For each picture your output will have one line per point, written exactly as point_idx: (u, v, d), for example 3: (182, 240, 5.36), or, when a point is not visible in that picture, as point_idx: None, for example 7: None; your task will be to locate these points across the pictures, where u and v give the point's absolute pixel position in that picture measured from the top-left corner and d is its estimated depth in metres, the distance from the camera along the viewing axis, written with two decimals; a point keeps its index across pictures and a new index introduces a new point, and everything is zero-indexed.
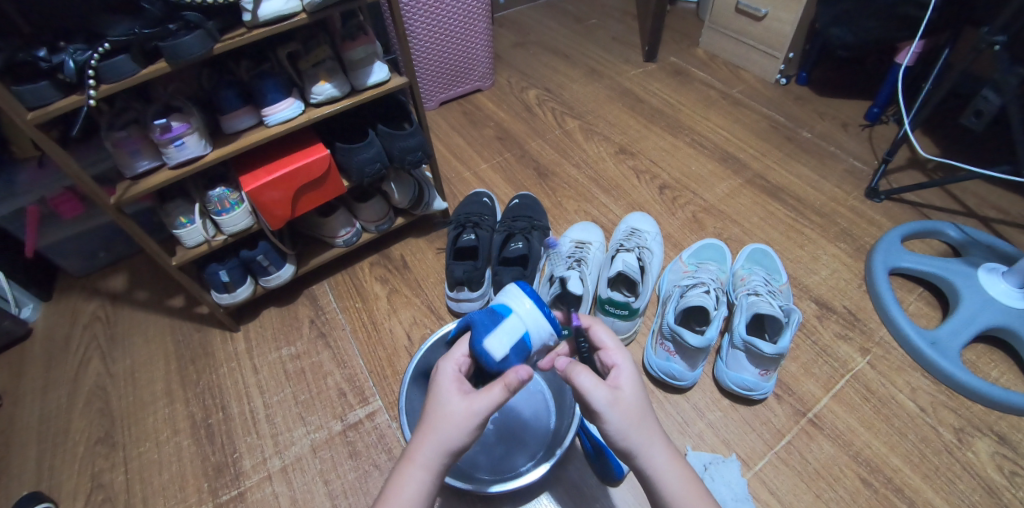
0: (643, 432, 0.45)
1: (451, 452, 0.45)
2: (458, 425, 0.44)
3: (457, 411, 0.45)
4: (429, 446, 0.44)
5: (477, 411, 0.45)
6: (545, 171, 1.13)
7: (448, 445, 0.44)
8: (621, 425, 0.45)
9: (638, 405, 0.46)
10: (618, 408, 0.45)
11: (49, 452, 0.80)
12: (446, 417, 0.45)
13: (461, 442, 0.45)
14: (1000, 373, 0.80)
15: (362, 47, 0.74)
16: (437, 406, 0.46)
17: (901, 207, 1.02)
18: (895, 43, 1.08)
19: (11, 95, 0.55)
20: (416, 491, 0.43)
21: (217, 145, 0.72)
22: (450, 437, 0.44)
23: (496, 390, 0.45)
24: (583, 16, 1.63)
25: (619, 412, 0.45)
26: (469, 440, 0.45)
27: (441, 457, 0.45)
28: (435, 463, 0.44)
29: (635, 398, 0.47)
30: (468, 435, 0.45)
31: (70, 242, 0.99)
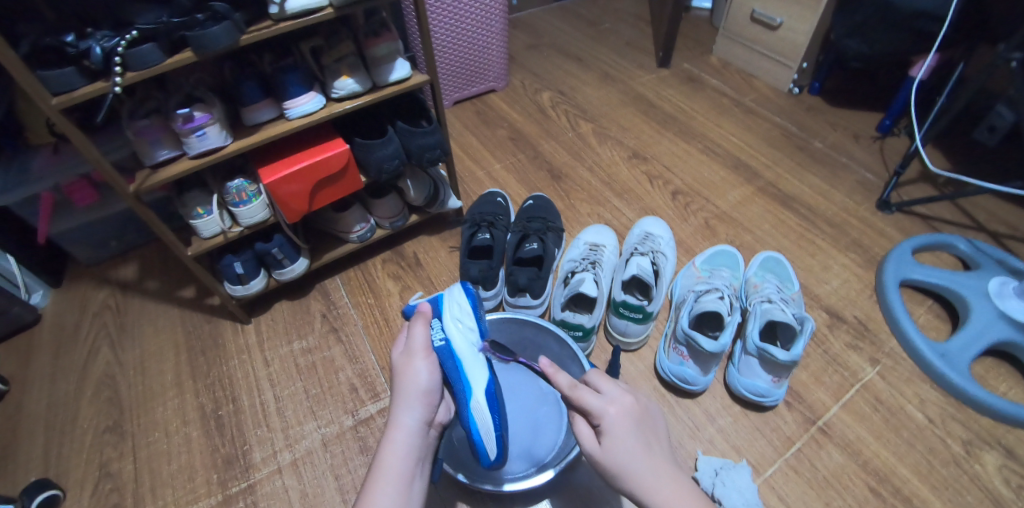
0: (635, 487, 0.44)
1: (421, 401, 0.48)
2: (410, 372, 0.49)
3: (402, 360, 0.50)
4: (402, 407, 0.47)
5: (420, 350, 0.50)
6: (558, 173, 1.13)
7: (415, 391, 0.48)
8: (611, 478, 0.46)
9: (620, 464, 0.45)
10: (599, 465, 0.47)
11: (57, 439, 0.80)
12: (400, 369, 0.49)
13: (424, 383, 0.48)
14: (1008, 387, 0.81)
15: (386, 44, 0.75)
16: (395, 371, 0.50)
17: (911, 219, 1.03)
18: (909, 56, 1.09)
19: (36, 80, 0.54)
20: (399, 451, 0.45)
21: (237, 137, 0.72)
22: (415, 382, 0.48)
23: (423, 326, 0.51)
24: (596, 20, 1.63)
25: (603, 469, 0.47)
26: (431, 381, 0.49)
27: (414, 409, 0.47)
28: (412, 420, 0.47)
29: (618, 455, 0.45)
30: (427, 372, 0.49)
31: (82, 229, 0.99)
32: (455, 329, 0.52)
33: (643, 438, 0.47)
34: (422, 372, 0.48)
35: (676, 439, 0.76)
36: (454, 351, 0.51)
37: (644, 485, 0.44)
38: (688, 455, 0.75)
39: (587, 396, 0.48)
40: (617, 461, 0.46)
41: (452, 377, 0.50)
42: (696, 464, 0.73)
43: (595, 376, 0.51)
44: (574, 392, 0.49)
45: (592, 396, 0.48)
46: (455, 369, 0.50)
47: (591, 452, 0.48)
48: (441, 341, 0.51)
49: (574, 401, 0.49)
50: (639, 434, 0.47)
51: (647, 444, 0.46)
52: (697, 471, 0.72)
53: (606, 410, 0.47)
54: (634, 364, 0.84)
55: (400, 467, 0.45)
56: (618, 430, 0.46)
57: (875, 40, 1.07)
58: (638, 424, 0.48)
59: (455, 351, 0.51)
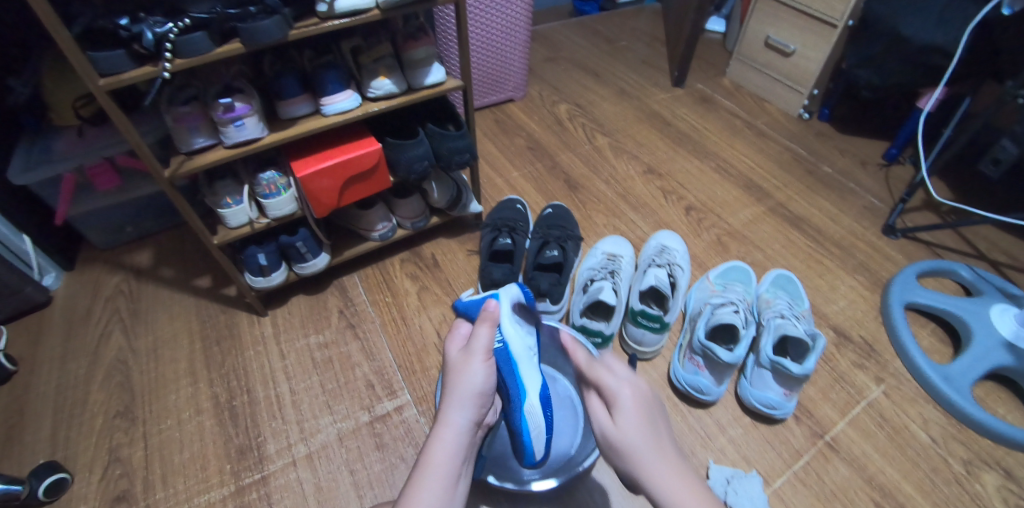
0: (642, 466, 0.43)
1: (474, 402, 0.50)
2: (469, 368, 0.51)
3: (460, 358, 0.52)
4: (457, 406, 0.49)
5: (479, 352, 0.52)
6: (575, 184, 1.16)
7: (470, 394, 0.50)
8: (617, 455, 0.45)
9: (631, 442, 0.44)
10: (610, 442, 0.45)
11: (66, 422, 0.79)
12: (457, 366, 0.52)
13: (479, 385, 0.50)
14: (1007, 411, 0.83)
15: (424, 48, 0.77)
16: (450, 366, 0.53)
17: (916, 246, 1.06)
18: (917, 89, 1.13)
19: (86, 60, 0.55)
20: (448, 446, 0.48)
21: (273, 130, 0.73)
22: (470, 385, 0.50)
23: (485, 328, 0.53)
24: (613, 37, 1.67)
25: (611, 443, 0.45)
26: (485, 384, 0.51)
27: (467, 410, 0.49)
28: (464, 420, 0.49)
29: (631, 432, 0.44)
30: (483, 376, 0.51)
31: (99, 212, 0.99)
32: (513, 332, 0.56)
33: (656, 423, 0.46)
34: (478, 375, 0.50)
35: (688, 448, 0.77)
36: (511, 354, 0.54)
37: (652, 468, 0.43)
38: (700, 464, 0.76)
39: (606, 374, 0.48)
40: (628, 438, 0.44)
41: (508, 378, 0.54)
42: (708, 473, 0.75)
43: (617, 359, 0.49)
44: (592, 370, 0.49)
45: (611, 374, 0.47)
46: (510, 372, 0.54)
47: (604, 427, 0.46)
48: (500, 343, 0.55)
49: (592, 378, 0.48)
50: (652, 418, 0.46)
51: (657, 430, 0.45)
52: (710, 479, 0.73)
53: (623, 388, 0.46)
54: (647, 373, 0.86)
55: (449, 462, 0.47)
56: (632, 410, 0.45)
57: (886, 72, 1.12)
58: (649, 414, 0.46)
59: (512, 354, 0.55)
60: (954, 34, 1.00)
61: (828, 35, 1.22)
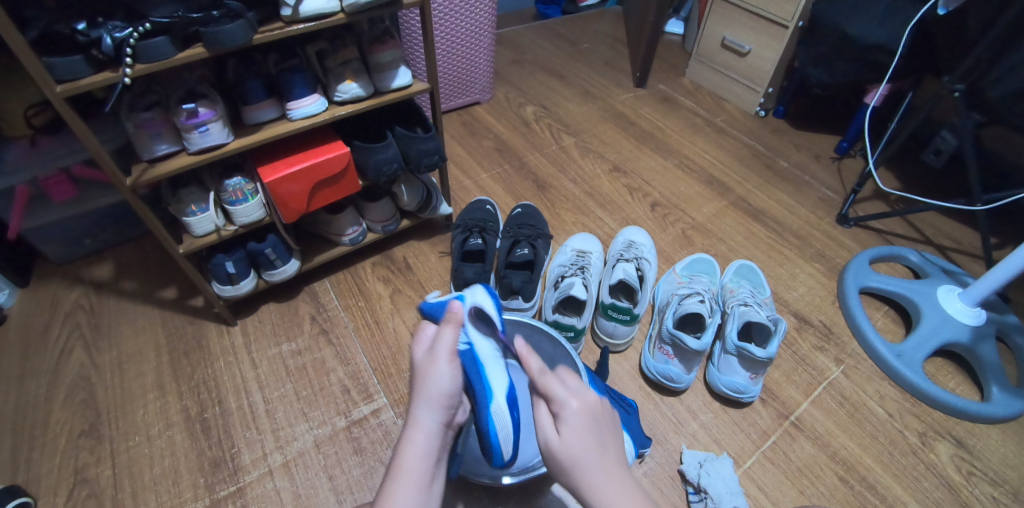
0: (586, 478, 0.43)
1: (442, 403, 0.49)
2: (435, 372, 0.49)
3: (424, 359, 0.50)
4: (424, 409, 0.49)
5: (444, 354, 0.50)
6: (543, 184, 1.18)
7: (437, 397, 0.49)
8: (560, 468, 0.44)
9: (574, 456, 0.43)
10: (553, 453, 0.44)
11: (26, 444, 0.76)
12: (423, 368, 0.50)
13: (447, 387, 0.49)
14: (956, 384, 0.89)
15: (390, 51, 0.77)
16: (415, 369, 0.51)
17: (867, 233, 1.12)
18: (864, 85, 1.20)
19: (42, 66, 0.54)
20: (419, 450, 0.47)
21: (239, 135, 0.72)
22: (436, 386, 0.49)
23: (450, 329, 0.51)
24: (576, 40, 1.71)
25: (554, 456, 0.44)
26: (452, 385, 0.49)
27: (435, 411, 0.49)
28: (433, 421, 0.49)
29: (575, 445, 0.43)
30: (449, 378, 0.49)
31: (55, 225, 0.96)
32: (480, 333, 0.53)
33: (602, 433, 0.45)
34: (444, 377, 0.49)
35: (661, 435, 0.80)
36: (478, 357, 0.52)
37: (594, 483, 0.43)
38: (674, 449, 0.78)
39: (555, 384, 0.45)
40: (572, 451, 0.43)
41: (474, 381, 0.51)
42: (682, 457, 0.77)
43: (572, 373, 0.47)
44: (542, 379, 0.46)
45: (560, 383, 0.45)
46: (478, 374, 0.51)
47: (548, 440, 0.45)
48: (466, 345, 0.52)
49: (540, 387, 0.46)
50: (599, 429, 0.45)
51: (603, 440, 0.44)
52: (684, 463, 0.75)
53: (570, 399, 0.45)
54: (620, 364, 0.88)
55: (421, 465, 0.47)
56: (580, 423, 0.44)
57: (834, 70, 1.18)
58: (597, 423, 0.45)
59: (478, 356, 0.52)
60: (895, 32, 1.07)
61: (781, 35, 1.28)
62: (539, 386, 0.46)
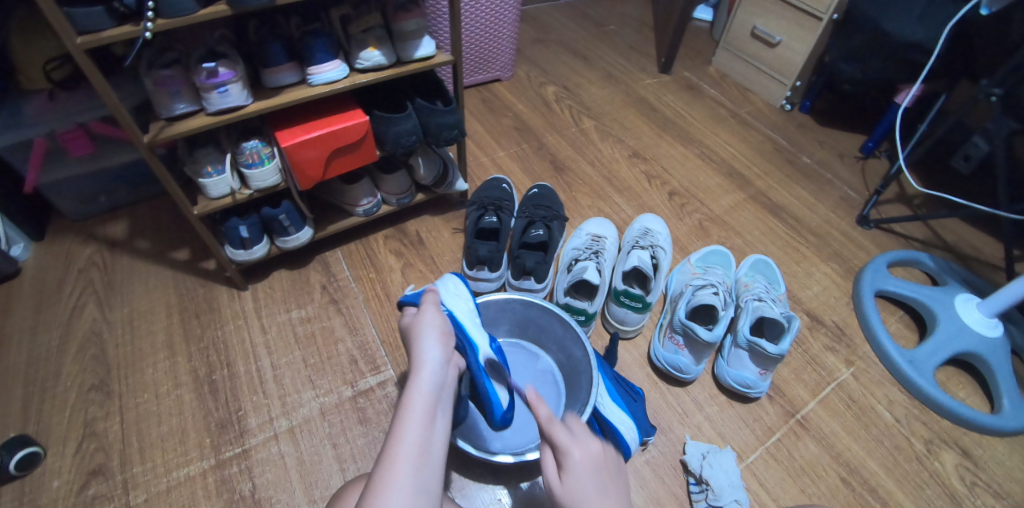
0: None
1: (439, 339, 0.51)
2: (426, 316, 0.53)
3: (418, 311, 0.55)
4: (424, 345, 0.50)
5: (431, 305, 0.55)
6: (561, 165, 1.16)
7: (432, 332, 0.51)
8: None
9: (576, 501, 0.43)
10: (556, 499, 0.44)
11: (37, 395, 0.77)
12: (416, 318, 0.54)
13: (439, 326, 0.52)
14: (967, 394, 0.88)
15: (415, 20, 0.75)
16: (406, 326, 0.54)
17: (887, 236, 1.10)
18: (897, 84, 1.16)
19: (63, 15, 0.53)
20: (425, 382, 0.48)
21: (258, 98, 0.71)
22: (431, 323, 0.52)
23: (431, 296, 0.57)
24: (601, 21, 1.67)
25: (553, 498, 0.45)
26: (444, 325, 0.53)
27: (434, 345, 0.50)
28: (435, 356, 0.49)
29: (578, 494, 0.43)
30: (439, 319, 0.53)
31: (72, 182, 0.97)
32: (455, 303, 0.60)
33: (606, 484, 0.44)
34: (434, 318, 0.52)
35: (666, 425, 0.80)
36: (459, 319, 0.58)
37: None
38: (678, 439, 0.78)
39: (560, 431, 0.46)
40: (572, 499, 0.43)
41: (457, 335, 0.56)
42: (685, 448, 0.77)
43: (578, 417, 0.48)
44: (549, 425, 0.46)
45: (566, 431, 0.46)
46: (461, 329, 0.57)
47: (551, 484, 0.45)
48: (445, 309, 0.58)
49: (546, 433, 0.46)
50: (603, 479, 0.44)
51: (605, 490, 0.43)
52: (686, 454, 0.75)
53: (573, 448, 0.45)
54: (628, 352, 0.88)
55: (426, 399, 0.46)
56: (581, 472, 0.44)
57: (866, 66, 1.14)
58: (601, 471, 0.45)
59: (458, 318, 0.58)
60: (934, 31, 1.03)
61: (814, 27, 1.24)
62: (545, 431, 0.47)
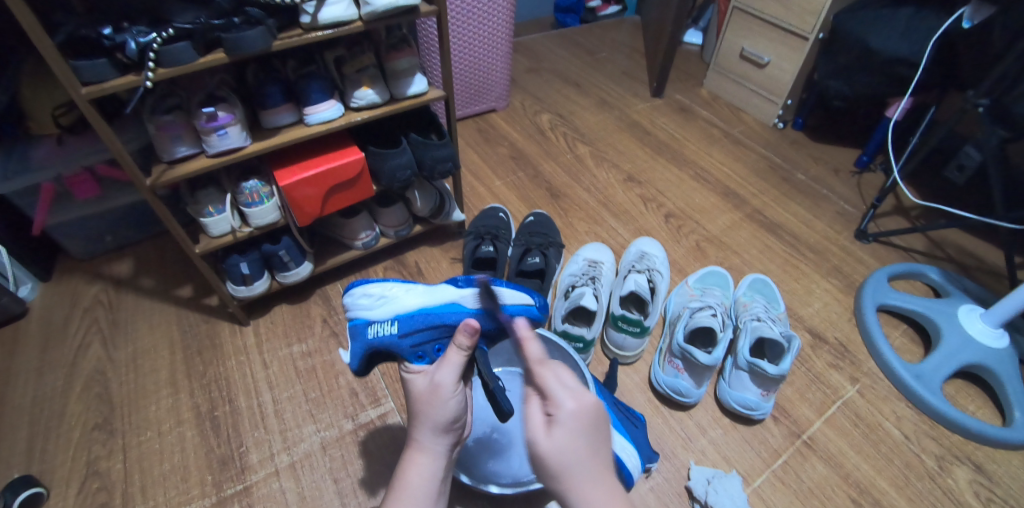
0: (573, 487, 0.38)
1: (451, 397, 0.47)
2: (446, 369, 0.47)
3: (427, 389, 0.47)
4: (436, 405, 0.47)
5: (450, 359, 0.47)
6: (557, 192, 1.18)
7: (436, 389, 0.47)
8: (547, 473, 0.39)
9: (564, 461, 0.38)
10: (539, 456, 0.39)
11: (42, 435, 0.78)
12: (426, 399, 0.47)
13: (454, 379, 0.47)
14: (977, 407, 0.86)
15: (407, 59, 0.78)
16: (420, 383, 0.49)
17: (887, 250, 1.10)
18: (886, 98, 1.18)
19: (69, 68, 0.56)
20: (425, 472, 0.46)
21: (256, 139, 0.73)
22: (439, 415, 0.47)
23: (454, 356, 0.47)
24: (593, 49, 1.71)
25: (540, 459, 0.39)
26: (457, 376, 0.48)
27: (445, 406, 0.47)
28: (446, 415, 0.47)
29: (566, 450, 0.39)
30: (455, 370, 0.47)
31: (79, 223, 0.99)
32: (394, 301, 0.54)
33: (595, 445, 0.40)
34: (451, 372, 0.47)
35: (670, 450, 0.79)
36: (410, 310, 0.53)
37: (583, 490, 0.38)
38: (682, 465, 0.77)
39: (552, 377, 0.42)
40: (561, 454, 0.39)
41: (437, 319, 0.52)
42: (689, 473, 0.76)
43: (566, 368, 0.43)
44: (540, 368, 0.42)
45: (556, 378, 0.42)
46: (426, 313, 0.53)
47: (535, 439, 0.40)
48: (392, 322, 0.53)
49: (537, 378, 0.42)
50: (592, 438, 0.40)
51: (595, 449, 0.40)
52: (691, 480, 0.74)
53: (566, 399, 0.40)
54: (629, 376, 0.88)
55: (430, 463, 0.47)
56: (571, 425, 0.39)
57: (855, 82, 1.16)
58: (592, 430, 0.40)
59: (410, 309, 0.53)
60: (918, 46, 1.05)
61: (800, 47, 1.27)
62: (534, 376, 0.43)
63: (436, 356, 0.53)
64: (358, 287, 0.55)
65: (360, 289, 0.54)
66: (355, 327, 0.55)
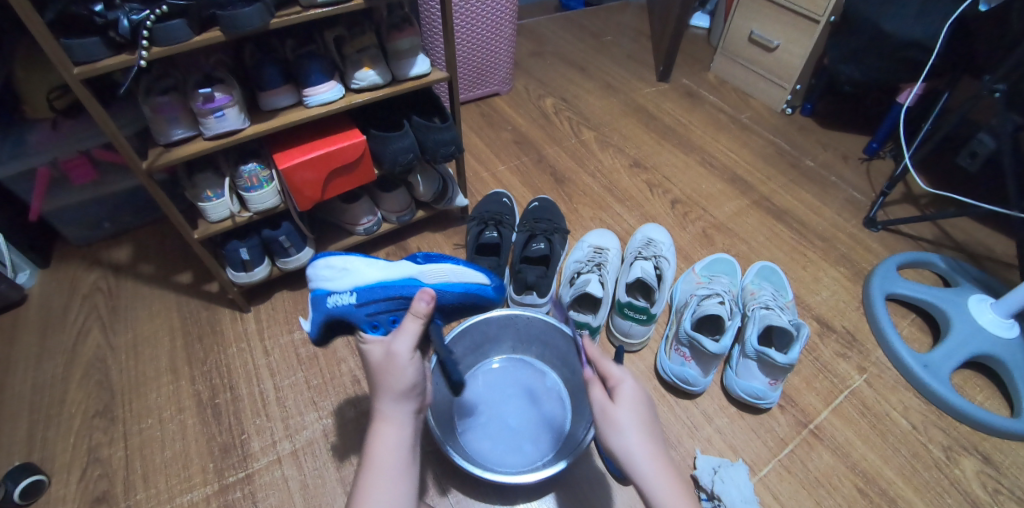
0: (637, 451, 0.44)
1: (408, 363, 0.47)
2: (400, 336, 0.47)
3: (383, 358, 0.47)
4: (393, 372, 0.46)
5: (407, 327, 0.48)
6: (561, 178, 1.16)
7: (392, 356, 0.46)
8: (613, 441, 0.45)
9: (630, 428, 0.45)
10: (607, 425, 0.46)
11: (42, 423, 0.77)
12: (382, 368, 0.46)
13: (410, 346, 0.47)
14: (985, 397, 0.85)
15: (409, 38, 0.75)
16: (374, 354, 0.48)
17: (896, 237, 1.08)
18: (898, 83, 1.15)
19: (60, 47, 0.54)
20: (389, 442, 0.45)
21: (255, 121, 0.72)
22: (398, 381, 0.46)
23: (411, 324, 0.48)
24: (598, 32, 1.68)
25: (608, 428, 0.46)
26: (412, 341, 0.48)
27: (402, 373, 0.46)
28: (405, 381, 0.46)
29: (632, 421, 0.45)
30: (410, 337, 0.47)
31: (76, 208, 0.97)
32: (356, 275, 0.52)
33: (652, 424, 0.47)
34: (406, 339, 0.47)
35: (675, 438, 0.78)
36: (371, 283, 0.52)
37: (645, 453, 0.44)
38: (687, 454, 0.77)
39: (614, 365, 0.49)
40: (627, 424, 0.45)
41: (399, 293, 0.52)
42: (695, 462, 0.75)
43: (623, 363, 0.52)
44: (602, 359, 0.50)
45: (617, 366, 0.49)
46: (386, 286, 0.52)
47: (603, 411, 0.46)
48: (352, 294, 0.51)
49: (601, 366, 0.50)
50: (649, 417, 0.47)
51: (653, 426, 0.46)
52: (696, 469, 0.73)
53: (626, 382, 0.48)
54: (634, 364, 0.87)
55: (395, 433, 0.46)
56: (632, 402, 0.46)
57: (867, 66, 1.13)
58: (648, 411, 0.47)
59: (372, 282, 0.52)
60: (933, 28, 1.02)
61: (811, 30, 1.24)
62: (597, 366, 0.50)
63: (390, 326, 0.53)
64: (322, 259, 0.53)
65: (322, 261, 0.53)
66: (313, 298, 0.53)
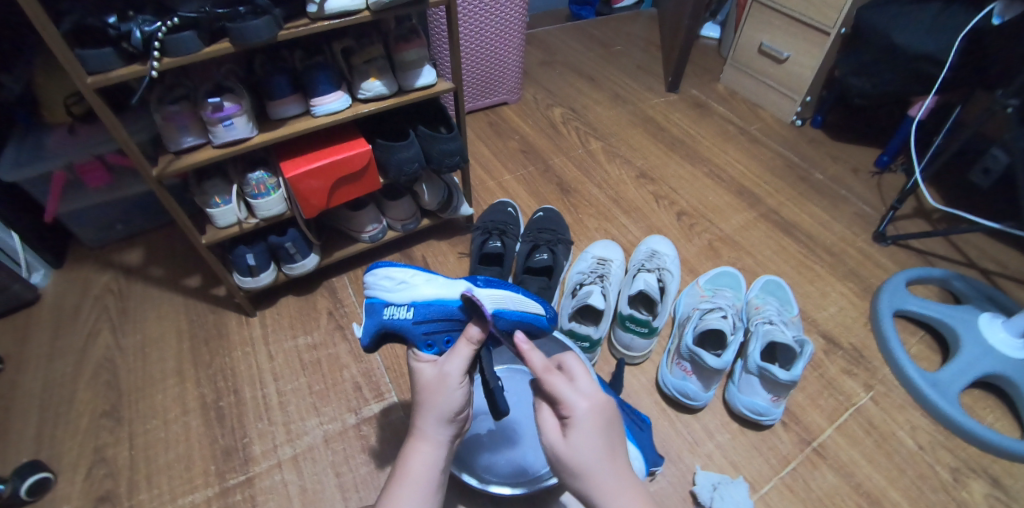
0: (596, 486, 0.40)
1: (459, 385, 0.47)
2: (455, 358, 0.48)
3: (435, 377, 0.47)
4: (441, 392, 0.47)
5: (460, 351, 0.48)
6: (567, 187, 1.16)
7: (443, 377, 0.47)
8: (569, 475, 0.41)
9: (585, 463, 0.40)
10: (560, 459, 0.42)
11: (51, 421, 0.79)
12: (433, 387, 0.47)
13: (462, 370, 0.47)
14: (995, 418, 0.83)
15: (415, 50, 0.76)
16: (426, 372, 0.48)
17: (906, 253, 1.07)
18: (909, 97, 1.14)
19: (75, 58, 0.55)
20: (427, 460, 0.45)
21: (263, 130, 0.73)
22: (446, 403, 0.46)
23: (464, 348, 0.48)
24: (608, 42, 1.68)
25: (560, 462, 0.42)
26: (465, 366, 0.48)
27: (451, 394, 0.47)
28: (453, 403, 0.47)
29: (586, 453, 0.41)
30: (463, 361, 0.48)
31: (90, 211, 1.00)
32: (413, 289, 0.52)
33: (613, 442, 0.42)
34: (459, 363, 0.47)
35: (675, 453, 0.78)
36: (429, 299, 0.52)
37: (605, 486, 0.40)
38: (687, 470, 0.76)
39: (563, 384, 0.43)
40: (581, 456, 0.41)
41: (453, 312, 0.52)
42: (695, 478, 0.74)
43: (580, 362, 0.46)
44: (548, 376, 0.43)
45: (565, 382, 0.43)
46: (443, 305, 0.52)
47: (554, 444, 0.42)
48: (409, 308, 0.52)
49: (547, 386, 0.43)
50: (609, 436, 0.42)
51: (612, 445, 0.42)
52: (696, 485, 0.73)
53: (579, 400, 0.42)
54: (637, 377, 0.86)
55: (432, 452, 0.46)
56: (590, 426, 0.41)
57: (877, 80, 1.12)
58: (609, 427, 0.42)
59: (429, 298, 0.52)
60: (944, 42, 1.01)
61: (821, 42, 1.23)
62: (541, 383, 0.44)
63: (445, 346, 0.53)
64: (384, 268, 0.53)
65: (381, 272, 0.53)
66: (371, 307, 0.54)
